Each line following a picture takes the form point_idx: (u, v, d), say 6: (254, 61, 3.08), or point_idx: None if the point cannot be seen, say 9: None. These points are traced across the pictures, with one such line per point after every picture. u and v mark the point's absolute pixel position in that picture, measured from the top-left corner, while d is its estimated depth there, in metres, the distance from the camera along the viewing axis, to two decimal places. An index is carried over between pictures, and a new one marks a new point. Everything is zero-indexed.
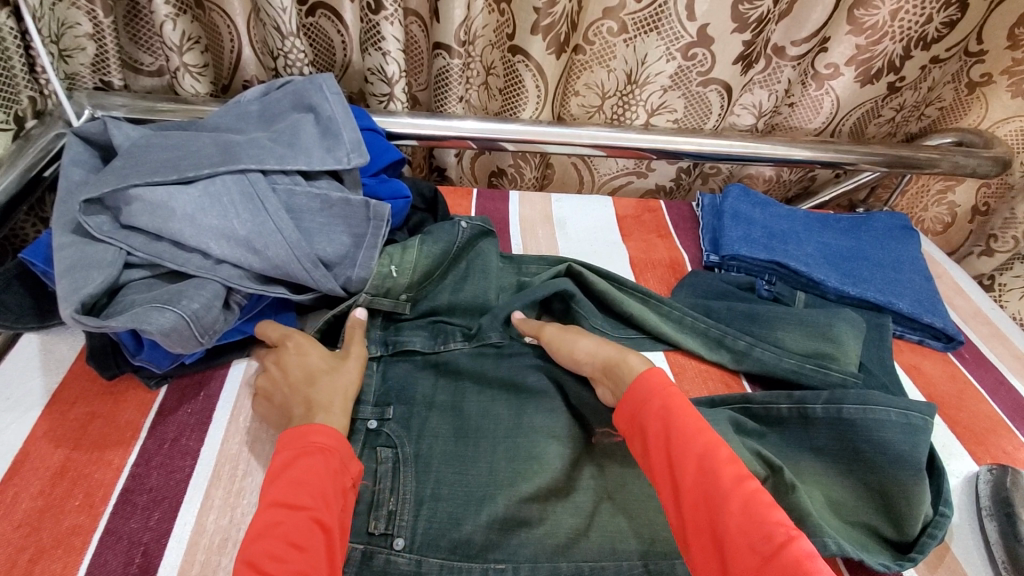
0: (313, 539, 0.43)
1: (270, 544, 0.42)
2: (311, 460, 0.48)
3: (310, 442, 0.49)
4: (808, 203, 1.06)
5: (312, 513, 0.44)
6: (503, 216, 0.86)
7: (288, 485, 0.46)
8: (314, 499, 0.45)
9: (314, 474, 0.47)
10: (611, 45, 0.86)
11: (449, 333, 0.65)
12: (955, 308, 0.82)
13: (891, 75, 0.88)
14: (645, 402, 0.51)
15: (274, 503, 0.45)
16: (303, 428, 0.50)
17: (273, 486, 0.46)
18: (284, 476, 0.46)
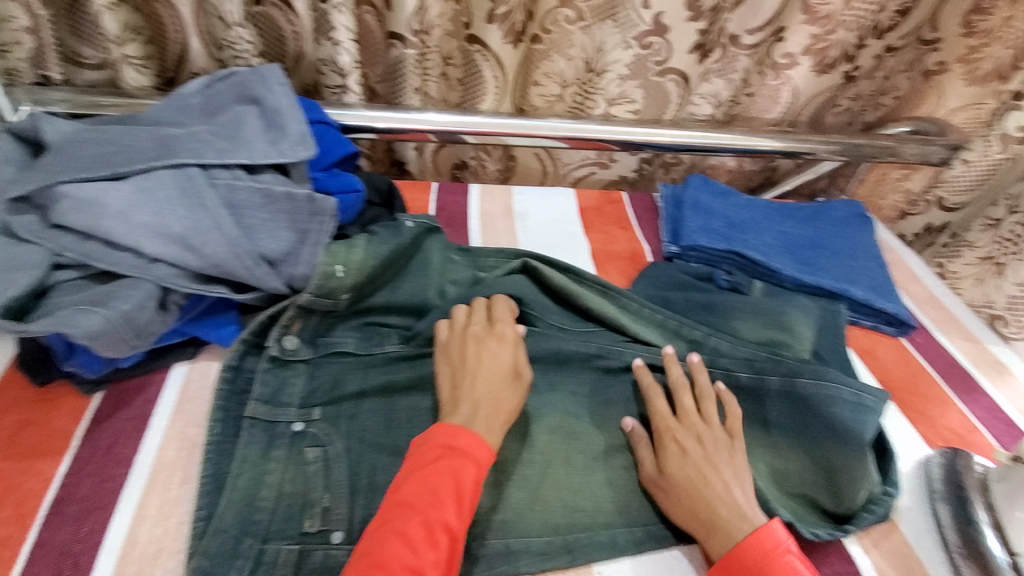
0: (435, 540, 0.44)
1: (398, 531, 0.44)
2: (455, 460, 0.49)
3: (456, 443, 0.50)
4: (771, 193, 1.08)
5: (441, 515, 0.45)
6: (461, 210, 0.84)
7: (421, 482, 0.47)
8: (446, 500, 0.46)
9: (451, 476, 0.48)
10: (569, 33, 0.84)
11: (385, 335, 0.64)
12: (909, 293, 0.83)
13: (847, 65, 0.90)
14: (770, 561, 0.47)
15: (410, 494, 0.46)
16: (454, 427, 0.51)
17: (413, 476, 0.48)
18: (427, 470, 0.48)
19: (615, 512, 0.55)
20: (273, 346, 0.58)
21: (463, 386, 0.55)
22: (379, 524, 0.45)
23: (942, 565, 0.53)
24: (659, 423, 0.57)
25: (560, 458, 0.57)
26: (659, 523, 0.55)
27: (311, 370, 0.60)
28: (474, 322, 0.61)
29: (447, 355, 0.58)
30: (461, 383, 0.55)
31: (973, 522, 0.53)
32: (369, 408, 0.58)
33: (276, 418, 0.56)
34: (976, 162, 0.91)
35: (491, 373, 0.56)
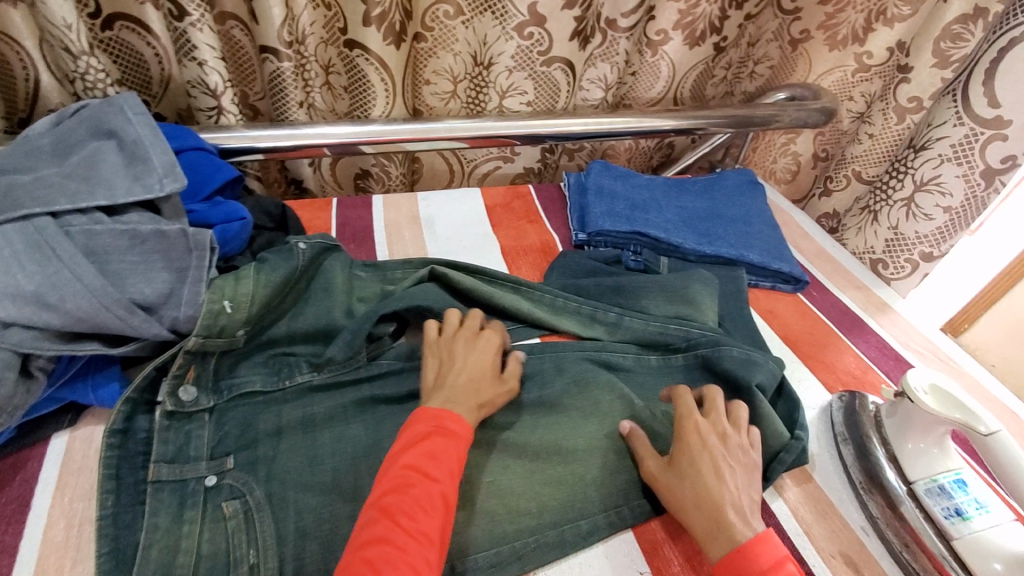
0: (436, 508, 0.45)
1: (400, 503, 0.44)
2: (443, 437, 0.49)
3: (447, 425, 0.50)
4: (672, 169, 1.12)
5: (440, 488, 0.46)
6: (366, 223, 0.81)
7: (421, 457, 0.47)
8: (442, 475, 0.47)
9: (446, 452, 0.48)
10: (451, 28, 0.84)
11: (295, 365, 0.58)
12: (801, 250, 0.89)
13: (714, 36, 0.94)
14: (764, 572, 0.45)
15: (406, 468, 0.47)
16: (442, 409, 0.51)
17: (409, 451, 0.48)
18: (420, 448, 0.48)
19: (560, 509, 0.53)
20: (165, 400, 0.52)
21: (450, 374, 0.55)
22: (377, 501, 0.45)
23: (851, 501, 0.57)
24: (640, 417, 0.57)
25: (498, 465, 0.54)
26: (606, 509, 0.54)
27: (217, 419, 0.54)
28: (466, 323, 0.61)
29: (436, 350, 0.58)
30: (449, 372, 0.55)
31: (871, 457, 0.58)
32: (289, 448, 0.52)
33: (185, 476, 0.49)
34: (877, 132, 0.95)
35: (477, 368, 0.56)
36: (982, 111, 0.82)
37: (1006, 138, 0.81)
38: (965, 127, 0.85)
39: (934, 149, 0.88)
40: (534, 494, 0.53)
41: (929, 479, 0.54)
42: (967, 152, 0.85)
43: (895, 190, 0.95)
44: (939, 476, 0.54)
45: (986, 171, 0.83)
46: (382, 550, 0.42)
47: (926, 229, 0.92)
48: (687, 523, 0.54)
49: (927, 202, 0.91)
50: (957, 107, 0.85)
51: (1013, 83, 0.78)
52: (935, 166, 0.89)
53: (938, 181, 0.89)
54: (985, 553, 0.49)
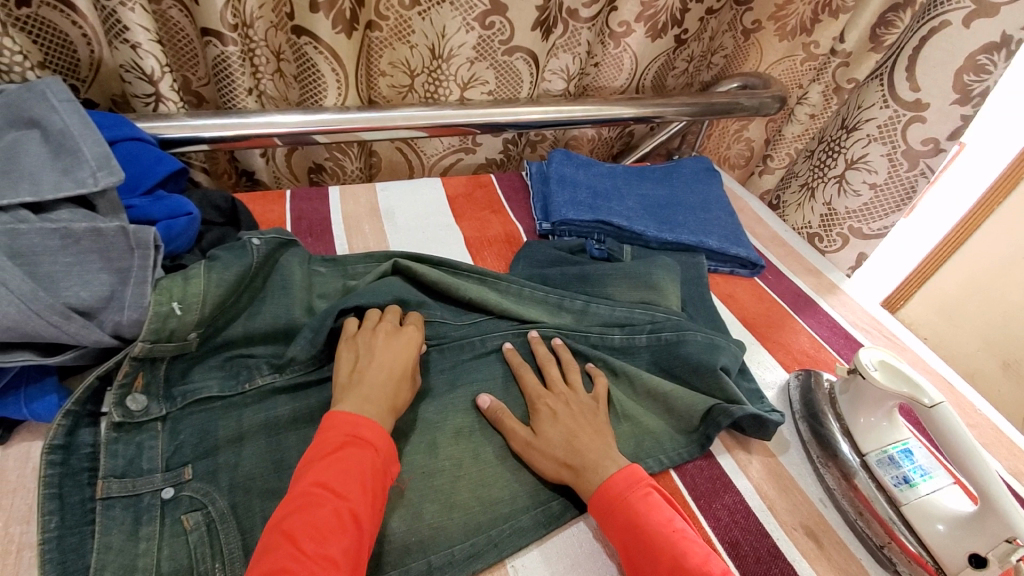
0: (344, 523, 0.42)
1: (303, 519, 0.42)
2: (359, 448, 0.46)
3: (361, 433, 0.47)
4: (631, 157, 1.14)
5: (346, 505, 0.43)
6: (322, 215, 0.78)
7: (329, 473, 0.44)
8: (351, 489, 0.44)
9: (358, 465, 0.45)
10: (407, 19, 0.81)
11: (254, 367, 0.55)
12: (757, 235, 0.92)
13: (676, 29, 0.96)
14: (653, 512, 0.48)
15: (315, 484, 0.44)
16: (357, 416, 0.48)
17: (319, 465, 0.45)
18: (329, 461, 0.45)
19: (530, 491, 0.53)
20: (112, 411, 0.48)
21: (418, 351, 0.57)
22: (282, 516, 0.42)
23: (809, 475, 0.60)
24: (531, 395, 0.58)
25: (473, 460, 0.54)
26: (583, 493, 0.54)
27: (171, 428, 0.51)
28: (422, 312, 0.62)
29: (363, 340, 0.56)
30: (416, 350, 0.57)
31: (826, 434, 0.61)
32: (252, 454, 0.50)
33: (138, 491, 0.46)
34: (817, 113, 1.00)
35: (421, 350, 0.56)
36: (904, 94, 0.88)
37: (928, 121, 0.87)
38: (891, 109, 0.90)
39: (863, 129, 0.94)
40: (508, 488, 0.53)
41: (879, 450, 0.57)
42: (891, 131, 0.91)
43: (829, 167, 1.02)
44: (889, 447, 0.57)
45: (910, 152, 0.90)
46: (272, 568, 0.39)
47: (854, 204, 0.99)
48: None
49: (856, 178, 0.97)
50: (884, 91, 0.91)
51: (933, 71, 0.84)
52: (864, 145, 0.95)
53: (866, 160, 0.95)
54: (929, 516, 0.52)
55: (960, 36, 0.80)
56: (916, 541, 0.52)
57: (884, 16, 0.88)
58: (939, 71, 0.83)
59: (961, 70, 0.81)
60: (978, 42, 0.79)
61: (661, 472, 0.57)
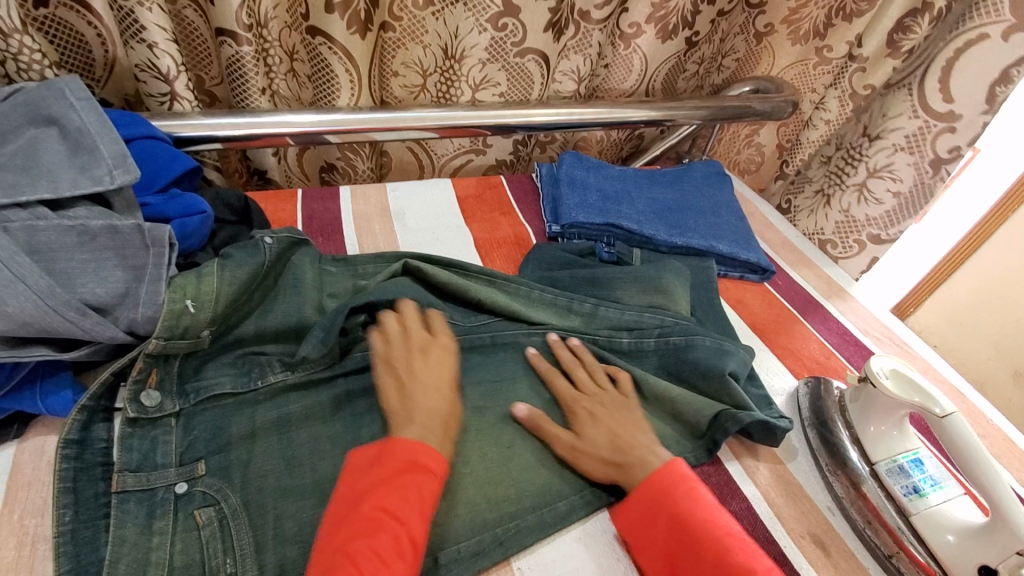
0: (402, 544, 0.43)
1: (363, 531, 0.43)
2: (419, 477, 0.47)
3: (423, 462, 0.48)
4: (641, 160, 1.14)
5: (405, 531, 0.44)
6: (332, 215, 0.78)
7: (388, 498, 0.45)
8: (410, 517, 0.45)
9: (417, 494, 0.46)
10: (420, 20, 0.81)
11: (266, 365, 0.55)
12: (767, 240, 0.91)
13: (687, 31, 0.96)
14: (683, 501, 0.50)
15: (378, 509, 0.44)
16: (420, 445, 0.49)
17: (380, 489, 0.45)
18: (390, 486, 0.46)
19: (538, 493, 0.53)
20: (127, 406, 0.49)
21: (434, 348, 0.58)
22: (342, 527, 0.44)
23: (817, 483, 0.59)
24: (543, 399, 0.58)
25: (481, 460, 0.54)
26: (591, 496, 0.54)
27: (185, 424, 0.51)
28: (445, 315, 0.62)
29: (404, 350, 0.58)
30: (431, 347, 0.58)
31: (835, 441, 0.60)
32: (264, 451, 0.50)
33: (153, 485, 0.47)
34: (833, 120, 0.99)
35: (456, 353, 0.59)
36: (934, 104, 0.87)
37: (956, 131, 0.86)
38: (919, 120, 0.89)
39: (887, 139, 0.93)
40: (517, 489, 0.53)
41: (889, 459, 0.57)
42: (919, 142, 0.90)
43: (848, 175, 1.01)
44: (898, 456, 0.57)
45: (936, 160, 0.89)
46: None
47: (875, 212, 0.98)
48: None
49: (879, 186, 0.96)
50: (913, 100, 0.89)
51: (968, 80, 0.83)
52: (889, 154, 0.94)
53: (890, 169, 0.94)
54: (939, 526, 0.52)
55: (998, 49, 0.79)
56: (925, 552, 0.52)
57: (902, 21, 0.86)
58: (972, 81, 0.82)
59: (994, 82, 0.80)
60: (1012, 54, 0.78)
61: None
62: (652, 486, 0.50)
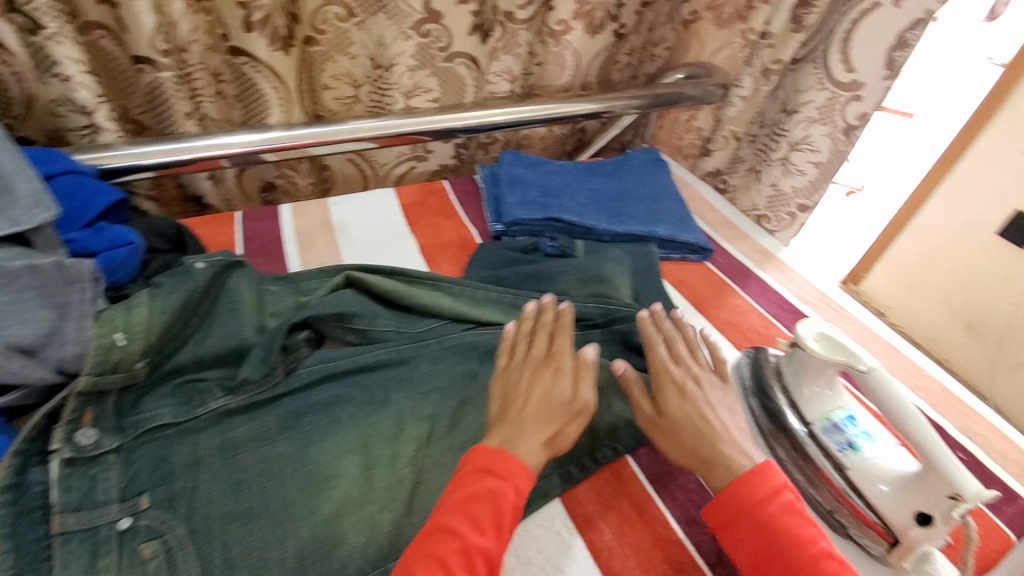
0: (500, 530, 0.46)
1: (471, 512, 0.46)
2: (495, 483, 0.48)
3: (495, 468, 0.49)
4: (586, 153, 1.17)
5: (477, 541, 0.44)
6: (272, 234, 0.78)
7: (461, 508, 0.46)
8: (484, 525, 0.45)
9: (488, 503, 0.46)
10: (345, 31, 0.81)
11: (206, 392, 0.55)
12: (707, 220, 0.94)
13: (613, 23, 0.98)
14: (765, 505, 0.48)
15: (450, 518, 0.45)
16: (495, 450, 0.50)
17: (453, 499, 0.47)
18: (462, 497, 0.47)
19: None
20: (61, 448, 0.48)
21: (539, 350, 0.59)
22: (448, 506, 0.46)
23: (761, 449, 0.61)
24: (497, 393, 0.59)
25: (430, 463, 0.55)
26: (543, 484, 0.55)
27: (125, 459, 0.50)
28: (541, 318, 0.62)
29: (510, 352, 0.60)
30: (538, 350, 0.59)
31: (776, 408, 0.61)
32: (209, 478, 0.50)
33: (95, 523, 0.46)
34: (748, 96, 1.03)
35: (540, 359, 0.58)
36: (839, 75, 0.90)
37: (862, 99, 0.90)
38: (828, 91, 0.92)
39: (802, 113, 0.96)
40: None
41: (823, 418, 0.59)
42: (830, 112, 0.93)
43: (772, 150, 1.04)
44: (833, 414, 0.59)
45: (848, 128, 0.92)
46: (433, 548, 0.43)
47: (800, 182, 1.00)
48: (609, 488, 0.56)
49: (800, 159, 0.99)
50: (819, 73, 0.93)
51: (867, 51, 0.87)
52: (805, 127, 0.97)
53: (808, 140, 0.97)
54: (872, 477, 0.55)
55: (892, 16, 0.83)
56: (867, 504, 0.55)
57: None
58: (872, 49, 0.86)
59: (890, 48, 0.85)
60: (905, 20, 0.82)
61: (615, 458, 0.58)
62: (754, 486, 0.49)
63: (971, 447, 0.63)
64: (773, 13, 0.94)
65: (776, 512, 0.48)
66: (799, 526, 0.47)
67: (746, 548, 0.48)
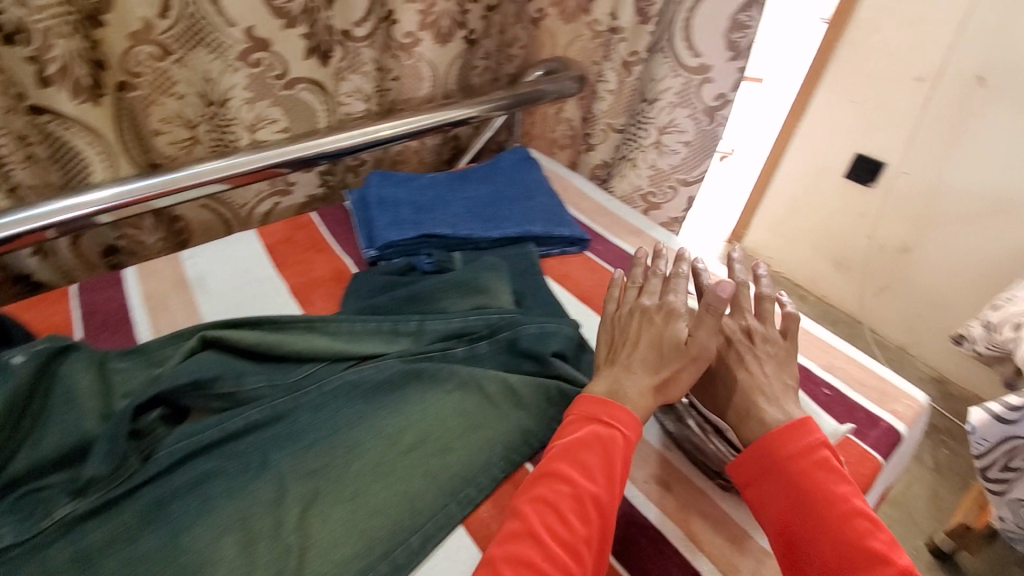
0: (608, 476, 0.51)
1: (580, 459, 0.52)
2: (606, 434, 0.54)
3: (608, 417, 0.55)
4: (464, 159, 1.15)
5: (591, 490, 0.50)
6: (116, 304, 0.70)
7: (573, 460, 0.52)
8: (596, 477, 0.51)
9: (603, 451, 0.52)
10: (164, 71, 0.75)
11: (50, 499, 0.49)
12: (582, 209, 0.97)
13: (462, 30, 0.98)
14: (796, 460, 0.52)
15: (563, 469, 0.51)
16: (607, 401, 0.56)
17: (565, 452, 0.53)
18: (575, 449, 0.53)
19: (390, 532, 0.51)
20: None
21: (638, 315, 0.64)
22: (557, 454, 0.53)
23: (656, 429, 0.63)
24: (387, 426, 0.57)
25: (319, 519, 0.51)
26: (443, 510, 0.53)
27: None
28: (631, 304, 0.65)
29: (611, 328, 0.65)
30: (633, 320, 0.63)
31: None
32: None
33: None
34: (616, 89, 1.06)
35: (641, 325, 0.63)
36: (686, 59, 0.96)
37: (714, 80, 0.96)
38: (681, 77, 0.98)
39: (663, 99, 1.01)
40: (363, 537, 0.50)
41: None
42: (687, 95, 0.99)
43: (642, 137, 1.08)
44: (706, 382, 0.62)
45: (707, 109, 1.00)
46: (547, 495, 0.50)
47: (676, 161, 1.07)
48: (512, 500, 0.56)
49: (671, 141, 1.05)
50: (670, 61, 0.97)
51: (706, 35, 0.92)
52: (668, 112, 1.02)
53: (674, 124, 1.03)
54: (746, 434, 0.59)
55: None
56: None
57: None
58: (709, 34, 0.92)
59: (728, 31, 0.91)
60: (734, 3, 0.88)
61: (515, 469, 0.58)
62: (782, 446, 0.52)
63: (837, 383, 0.69)
64: (618, 5, 0.96)
65: (809, 468, 0.51)
66: (832, 482, 0.50)
67: (778, 499, 0.51)
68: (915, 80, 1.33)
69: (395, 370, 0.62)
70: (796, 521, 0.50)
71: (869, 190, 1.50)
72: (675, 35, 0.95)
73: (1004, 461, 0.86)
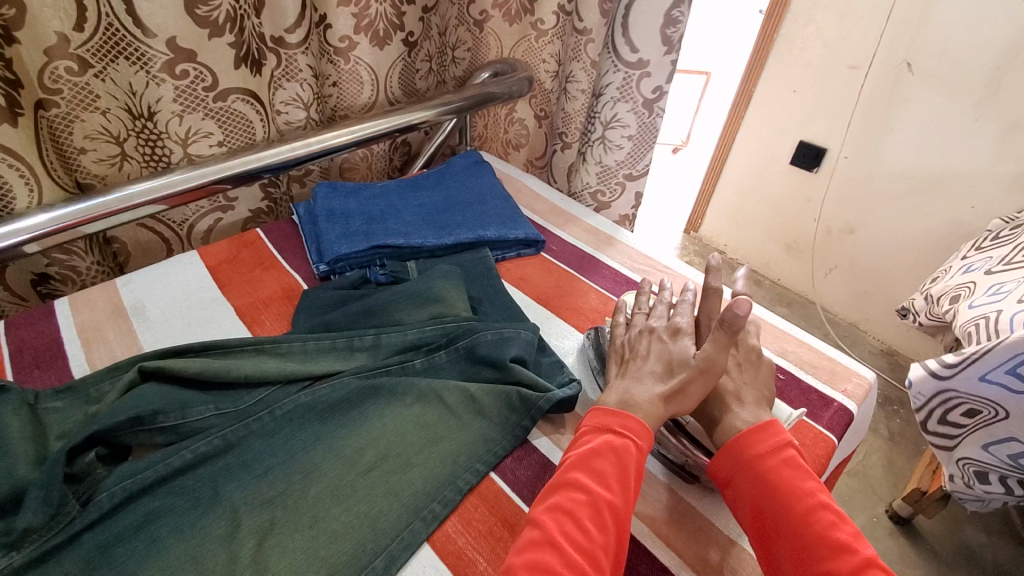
0: (624, 485, 0.50)
1: (596, 467, 0.51)
2: (618, 442, 0.53)
3: (617, 427, 0.54)
4: (418, 163, 1.12)
5: (606, 498, 0.49)
6: (48, 338, 0.66)
7: (584, 468, 0.51)
8: (610, 483, 0.50)
9: (616, 458, 0.52)
10: (84, 86, 0.70)
11: None
12: (537, 210, 0.97)
13: (400, 33, 0.96)
14: (765, 457, 0.53)
15: (574, 477, 0.50)
16: (619, 411, 0.55)
17: (577, 461, 0.52)
18: (586, 457, 0.52)
19: (354, 555, 0.49)
20: None
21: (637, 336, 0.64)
22: (573, 462, 0.52)
23: None
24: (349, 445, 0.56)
25: (276, 549, 0.48)
26: (409, 527, 0.52)
27: None
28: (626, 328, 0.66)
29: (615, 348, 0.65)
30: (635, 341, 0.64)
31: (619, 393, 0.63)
32: None
33: None
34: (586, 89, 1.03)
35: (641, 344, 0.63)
36: (626, 56, 0.95)
37: (651, 74, 0.96)
38: (621, 72, 0.97)
39: (607, 93, 1.01)
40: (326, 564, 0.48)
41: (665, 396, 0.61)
42: (628, 90, 0.98)
43: (591, 132, 1.07)
44: None
45: (646, 101, 0.99)
46: (564, 503, 0.49)
47: (620, 155, 1.06)
48: (478, 511, 0.55)
49: (615, 135, 1.04)
50: (612, 57, 0.97)
51: (642, 29, 0.92)
52: (611, 107, 1.01)
53: (617, 119, 1.02)
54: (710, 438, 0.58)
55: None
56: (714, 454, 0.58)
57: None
58: (646, 29, 0.91)
59: (662, 26, 0.90)
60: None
61: (481, 479, 0.57)
62: (753, 445, 0.54)
63: (790, 367, 0.71)
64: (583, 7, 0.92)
65: (777, 465, 0.52)
66: (800, 480, 0.51)
67: (750, 495, 0.52)
68: (849, 68, 1.38)
69: (352, 385, 0.61)
70: (766, 516, 0.50)
71: (813, 175, 1.56)
72: (615, 32, 0.95)
73: (942, 414, 0.90)
